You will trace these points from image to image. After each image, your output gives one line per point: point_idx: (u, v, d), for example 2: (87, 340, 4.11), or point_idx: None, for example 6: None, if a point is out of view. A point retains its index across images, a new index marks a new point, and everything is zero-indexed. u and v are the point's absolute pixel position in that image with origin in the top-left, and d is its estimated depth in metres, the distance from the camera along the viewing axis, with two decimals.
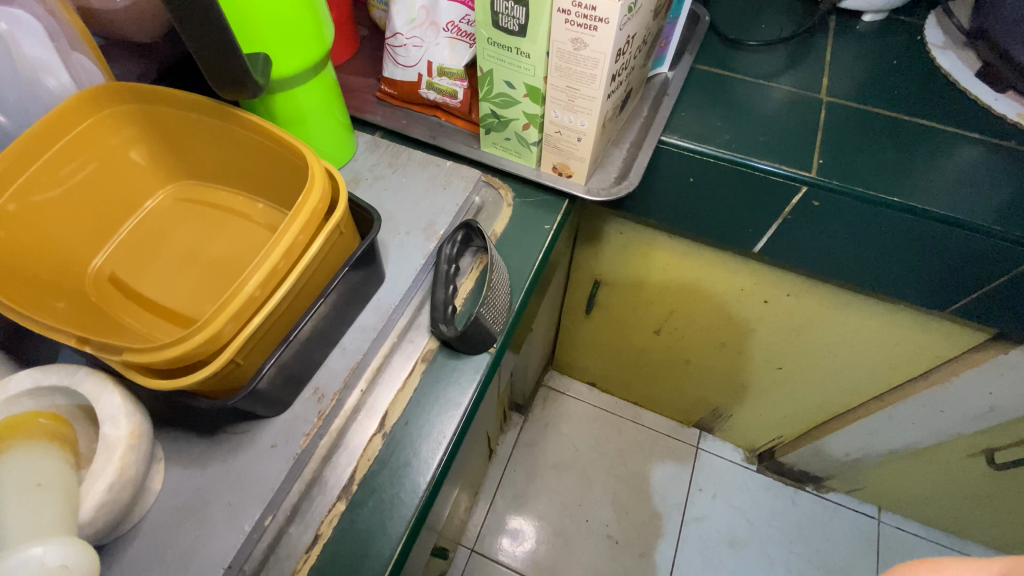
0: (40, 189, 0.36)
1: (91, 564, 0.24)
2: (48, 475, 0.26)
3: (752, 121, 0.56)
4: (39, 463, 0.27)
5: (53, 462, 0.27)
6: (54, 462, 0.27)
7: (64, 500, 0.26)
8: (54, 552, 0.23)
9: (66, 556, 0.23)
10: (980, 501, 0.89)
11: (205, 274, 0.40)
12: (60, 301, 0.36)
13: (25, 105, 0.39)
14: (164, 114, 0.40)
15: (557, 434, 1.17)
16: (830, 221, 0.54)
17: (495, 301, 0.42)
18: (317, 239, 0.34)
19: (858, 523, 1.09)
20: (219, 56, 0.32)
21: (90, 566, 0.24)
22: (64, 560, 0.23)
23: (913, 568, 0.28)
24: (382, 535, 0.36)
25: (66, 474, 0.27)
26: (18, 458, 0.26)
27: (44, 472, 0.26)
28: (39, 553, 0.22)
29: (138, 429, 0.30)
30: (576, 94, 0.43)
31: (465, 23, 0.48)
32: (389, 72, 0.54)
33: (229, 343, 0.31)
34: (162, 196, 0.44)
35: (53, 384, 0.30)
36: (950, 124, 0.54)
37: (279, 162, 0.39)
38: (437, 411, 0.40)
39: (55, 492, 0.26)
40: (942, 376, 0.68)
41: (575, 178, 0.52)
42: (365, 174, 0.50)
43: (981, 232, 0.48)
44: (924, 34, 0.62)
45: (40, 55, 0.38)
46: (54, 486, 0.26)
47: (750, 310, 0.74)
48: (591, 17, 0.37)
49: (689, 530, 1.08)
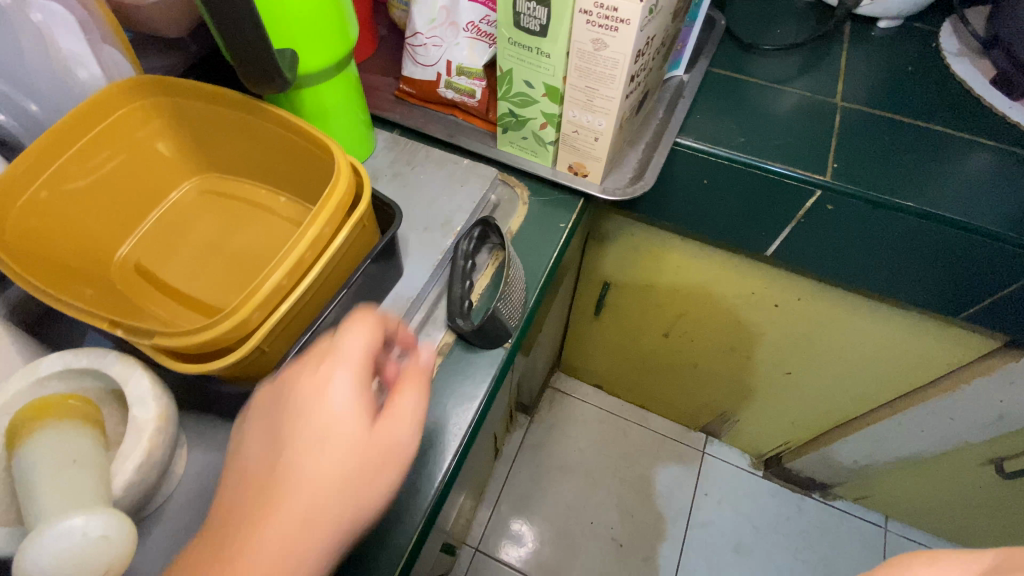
0: (70, 177, 0.37)
1: (130, 532, 0.25)
2: (77, 452, 0.27)
3: (766, 126, 0.56)
4: (71, 442, 0.27)
5: (92, 445, 0.28)
6: (86, 439, 0.28)
7: (95, 475, 0.27)
8: (95, 523, 0.24)
9: (106, 527, 0.24)
10: (989, 511, 0.89)
11: (229, 265, 0.41)
12: (88, 287, 0.37)
13: (57, 95, 0.40)
14: (192, 107, 0.41)
15: (563, 435, 1.18)
16: (842, 224, 0.55)
17: (511, 298, 0.43)
18: (341, 232, 0.34)
19: (864, 532, 1.08)
20: (249, 49, 0.33)
21: (130, 534, 0.25)
22: (104, 530, 0.24)
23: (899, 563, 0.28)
24: (399, 524, 0.36)
25: (98, 450, 0.28)
26: (52, 438, 0.27)
27: (66, 454, 0.27)
28: (81, 523, 0.24)
29: (165, 412, 0.31)
30: (594, 94, 0.44)
31: (484, 24, 0.49)
32: (408, 71, 0.55)
33: (256, 331, 0.31)
34: (187, 188, 0.45)
35: (83, 367, 0.31)
36: (964, 130, 0.54)
37: (304, 158, 0.40)
38: (453, 404, 0.41)
39: (89, 468, 0.27)
40: (952, 384, 0.68)
41: (591, 177, 0.52)
42: (384, 170, 0.51)
43: (993, 239, 0.49)
44: (940, 41, 0.62)
45: (73, 47, 0.38)
46: (88, 461, 0.27)
47: (760, 313, 0.74)
48: (613, 18, 0.38)
49: (694, 535, 1.08)
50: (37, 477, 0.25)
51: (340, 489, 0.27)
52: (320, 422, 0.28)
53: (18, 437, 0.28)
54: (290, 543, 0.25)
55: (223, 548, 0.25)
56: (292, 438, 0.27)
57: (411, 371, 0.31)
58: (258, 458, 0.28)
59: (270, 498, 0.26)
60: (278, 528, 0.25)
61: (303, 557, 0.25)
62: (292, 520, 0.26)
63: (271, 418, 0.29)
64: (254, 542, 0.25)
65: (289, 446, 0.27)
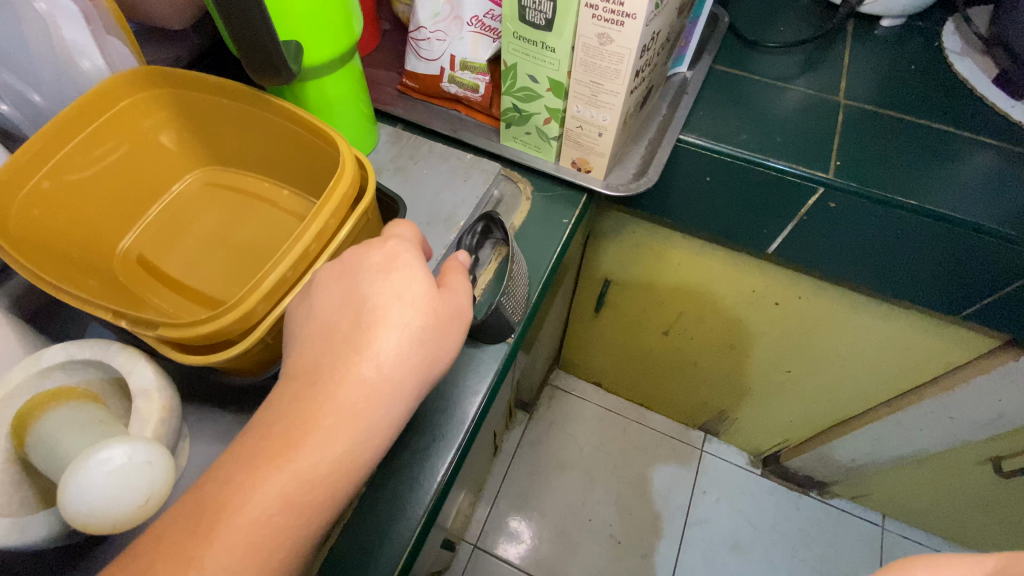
0: (73, 168, 0.37)
1: (169, 465, 0.27)
2: (85, 420, 0.28)
3: (769, 123, 0.56)
4: (89, 413, 0.29)
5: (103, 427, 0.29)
6: (91, 408, 0.29)
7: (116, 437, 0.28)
8: (139, 452, 0.26)
9: (149, 456, 0.26)
10: (986, 510, 0.89)
11: (232, 256, 0.41)
12: (91, 278, 0.36)
13: (60, 85, 0.40)
14: (196, 99, 0.41)
15: (562, 433, 1.18)
16: (844, 222, 0.55)
17: (514, 293, 0.42)
18: (346, 225, 0.34)
19: (862, 531, 1.09)
20: (255, 40, 0.33)
21: (168, 466, 0.27)
22: (148, 458, 0.26)
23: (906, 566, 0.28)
24: (402, 517, 0.36)
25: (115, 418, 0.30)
26: (68, 415, 0.29)
27: (76, 426, 0.28)
28: (125, 453, 0.25)
29: (168, 403, 0.31)
30: (598, 89, 0.44)
31: (488, 19, 0.49)
32: (411, 65, 0.55)
33: (260, 323, 0.31)
34: (189, 180, 0.44)
35: (86, 358, 0.31)
36: (966, 129, 0.55)
37: (307, 150, 0.40)
38: (456, 398, 0.41)
39: (113, 427, 0.29)
40: (952, 382, 0.68)
41: (594, 173, 0.52)
42: (387, 165, 0.51)
43: (995, 237, 0.49)
44: (942, 40, 0.62)
45: (77, 38, 0.38)
46: (111, 422, 0.29)
47: (761, 311, 0.74)
48: (619, 13, 0.38)
49: (692, 533, 1.08)
50: (69, 442, 0.27)
51: (415, 343, 0.30)
52: (391, 288, 0.30)
53: (25, 430, 0.29)
54: (373, 389, 0.29)
55: (315, 393, 0.28)
56: (367, 299, 0.30)
57: (449, 268, 0.35)
58: (332, 311, 0.30)
59: (352, 350, 0.29)
60: (363, 373, 0.29)
61: (386, 400, 0.29)
62: (375, 371, 0.29)
63: (342, 282, 0.31)
64: (341, 384, 0.28)
65: (365, 307, 0.30)
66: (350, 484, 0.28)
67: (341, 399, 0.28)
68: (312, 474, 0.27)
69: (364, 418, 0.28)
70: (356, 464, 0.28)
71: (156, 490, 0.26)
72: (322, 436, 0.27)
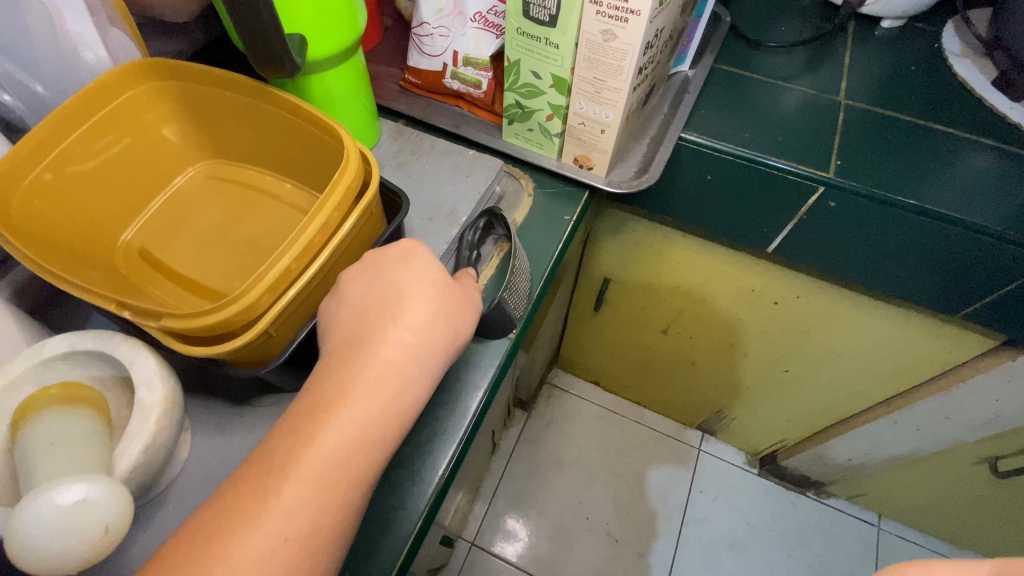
0: (75, 160, 0.37)
1: (117, 492, 0.25)
2: (31, 445, 0.26)
3: (770, 122, 0.56)
4: (50, 429, 0.27)
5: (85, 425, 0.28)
6: (45, 420, 0.27)
7: (72, 458, 0.26)
8: (69, 494, 0.23)
9: (85, 494, 0.24)
10: (981, 510, 0.89)
11: (234, 249, 0.41)
12: (93, 270, 0.36)
13: (63, 77, 0.39)
14: (199, 92, 0.41)
15: (560, 431, 1.18)
16: (845, 222, 0.55)
17: (517, 287, 0.43)
18: (350, 218, 0.34)
19: (858, 531, 1.09)
20: (260, 31, 0.33)
21: (117, 494, 0.25)
22: (83, 497, 0.23)
23: (906, 567, 0.28)
24: (403, 511, 0.36)
25: (82, 428, 0.28)
26: (29, 434, 0.27)
27: (26, 451, 0.26)
28: (55, 498, 0.23)
29: (171, 395, 0.31)
30: (602, 86, 0.44)
31: (492, 14, 0.49)
32: (414, 61, 0.55)
33: (263, 315, 0.31)
34: (191, 173, 0.44)
35: (88, 349, 0.31)
36: (965, 130, 0.55)
37: (311, 144, 0.40)
38: (458, 393, 0.41)
39: (69, 447, 0.26)
40: (949, 382, 0.68)
41: (596, 170, 0.52)
42: (389, 160, 0.51)
43: (994, 237, 0.49)
44: (942, 41, 0.62)
45: (81, 30, 0.38)
46: (66, 441, 0.26)
47: (759, 311, 0.74)
48: (623, 9, 0.38)
49: (689, 532, 1.09)
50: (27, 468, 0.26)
51: (441, 316, 0.33)
52: (414, 271, 0.34)
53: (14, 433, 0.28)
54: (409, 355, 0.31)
55: (355, 360, 0.30)
56: (396, 281, 0.33)
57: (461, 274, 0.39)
58: (362, 299, 0.33)
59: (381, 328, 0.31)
60: (395, 345, 0.31)
61: (419, 371, 0.31)
62: (406, 343, 0.31)
63: (369, 272, 0.34)
64: (379, 352, 0.31)
65: (393, 288, 0.33)
66: (384, 455, 0.30)
67: (380, 361, 0.30)
68: (359, 430, 0.29)
69: (402, 380, 0.30)
70: (395, 423, 0.30)
71: (113, 519, 0.24)
72: (368, 402, 0.29)
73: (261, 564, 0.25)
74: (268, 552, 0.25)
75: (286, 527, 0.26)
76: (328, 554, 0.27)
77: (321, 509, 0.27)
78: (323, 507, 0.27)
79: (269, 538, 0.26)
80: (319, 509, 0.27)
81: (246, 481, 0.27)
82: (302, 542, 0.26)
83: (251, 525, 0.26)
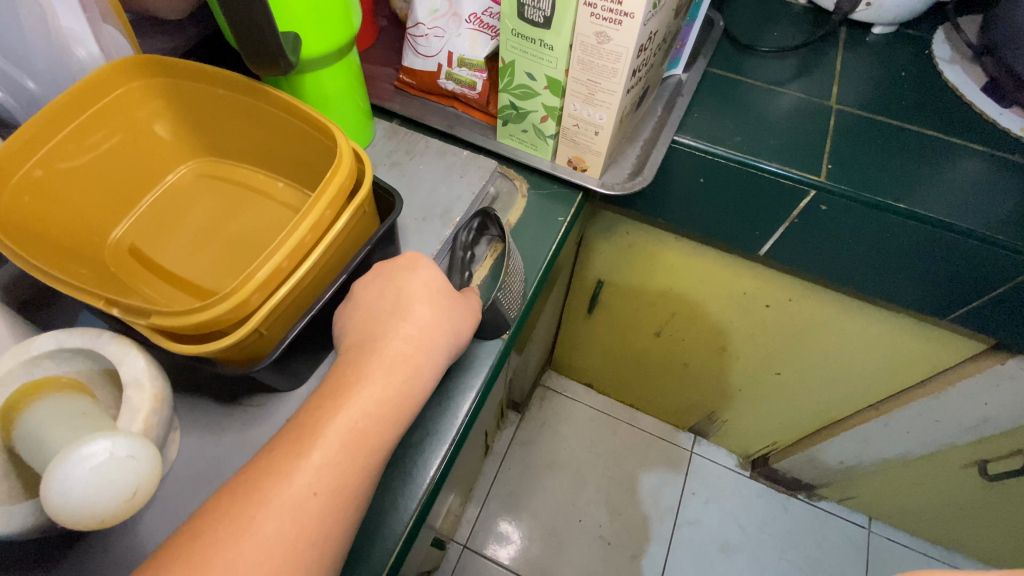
0: (66, 156, 0.36)
1: (152, 457, 0.27)
2: (32, 432, 0.27)
3: (762, 126, 0.57)
4: (68, 403, 0.28)
5: (78, 400, 0.29)
6: (25, 416, 0.28)
7: (103, 426, 0.28)
8: (120, 445, 0.25)
9: (131, 449, 0.25)
10: (970, 512, 0.90)
11: (227, 247, 0.40)
12: (82, 268, 0.36)
13: (55, 72, 0.39)
14: (192, 89, 0.41)
15: (553, 433, 1.18)
16: (836, 225, 0.55)
17: (511, 287, 0.42)
18: (343, 216, 0.34)
19: (848, 533, 1.10)
20: (254, 28, 0.33)
21: (152, 458, 0.26)
22: (130, 451, 0.25)
23: None
24: (394, 512, 0.36)
25: (95, 407, 0.29)
26: (49, 407, 0.28)
27: (51, 420, 0.27)
28: (106, 447, 0.25)
29: (160, 393, 0.31)
30: (596, 88, 0.44)
31: (487, 16, 0.49)
32: (409, 61, 0.55)
33: (255, 313, 0.31)
34: (184, 171, 0.44)
35: (76, 347, 0.31)
36: (955, 136, 0.56)
37: (304, 142, 0.40)
38: (451, 393, 0.41)
39: (97, 419, 0.28)
40: (939, 386, 0.69)
41: (590, 171, 0.52)
42: (383, 159, 0.51)
43: (983, 241, 0.50)
44: (932, 48, 0.63)
45: (73, 25, 0.38)
46: (94, 415, 0.28)
47: (752, 314, 0.74)
48: (617, 12, 0.38)
49: (681, 534, 1.09)
50: (57, 429, 0.26)
51: (445, 317, 0.37)
52: (416, 278, 0.37)
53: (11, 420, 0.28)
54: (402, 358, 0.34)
55: (368, 355, 0.33)
56: (404, 287, 0.36)
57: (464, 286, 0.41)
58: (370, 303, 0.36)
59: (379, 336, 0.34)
60: (403, 342, 0.34)
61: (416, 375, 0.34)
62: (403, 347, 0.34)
63: (380, 279, 0.37)
64: (386, 349, 0.34)
65: (402, 292, 0.36)
66: (380, 446, 0.32)
67: (389, 356, 0.34)
68: (375, 411, 0.32)
69: (404, 379, 0.33)
70: (406, 407, 0.33)
71: (145, 481, 0.26)
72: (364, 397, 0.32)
73: (294, 513, 0.28)
74: (300, 502, 0.28)
75: (316, 482, 0.29)
76: (348, 514, 0.30)
77: (345, 470, 0.30)
78: (337, 482, 0.29)
79: (301, 491, 0.29)
80: (342, 471, 0.30)
81: (270, 457, 0.30)
82: (330, 497, 0.29)
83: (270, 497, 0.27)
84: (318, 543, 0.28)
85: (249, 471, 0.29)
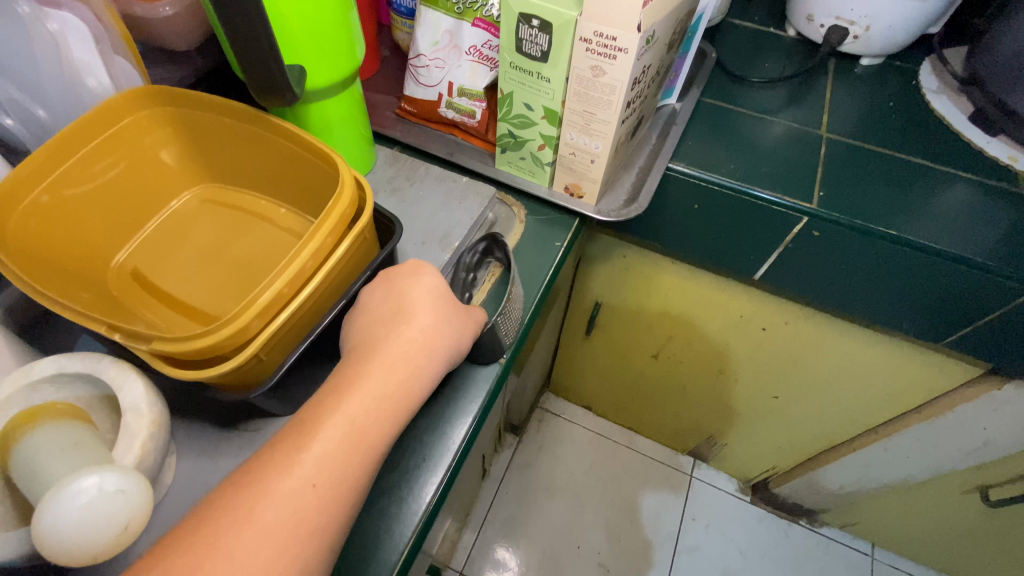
0: (72, 183, 0.37)
1: (144, 489, 0.26)
2: (25, 464, 0.27)
3: (755, 154, 0.58)
4: (62, 433, 0.28)
5: (72, 428, 0.28)
6: (19, 447, 0.27)
7: (96, 456, 0.28)
8: (110, 480, 0.25)
9: (121, 483, 0.25)
10: (974, 539, 0.89)
11: (227, 271, 0.41)
12: (84, 292, 0.37)
13: (66, 103, 0.40)
14: (199, 118, 0.42)
15: (551, 456, 1.17)
16: (828, 250, 0.56)
17: (512, 314, 0.43)
18: (343, 243, 0.35)
19: (852, 560, 1.08)
20: (260, 61, 0.34)
21: (143, 490, 0.26)
22: (120, 485, 0.25)
23: None
24: (390, 538, 0.36)
25: (91, 435, 0.29)
26: (42, 437, 0.28)
27: (43, 451, 0.27)
28: (96, 482, 0.25)
29: (158, 418, 0.31)
30: (591, 118, 0.45)
31: (487, 48, 0.50)
32: (410, 90, 0.56)
33: (254, 338, 0.32)
34: (187, 196, 0.45)
35: (76, 371, 0.31)
36: (944, 164, 0.57)
37: (307, 169, 0.41)
38: (449, 418, 0.41)
39: (92, 448, 0.28)
40: (937, 410, 0.69)
41: (586, 198, 0.53)
42: (384, 185, 0.52)
43: (975, 267, 0.50)
44: (920, 78, 0.65)
45: (86, 57, 0.39)
46: (88, 444, 0.28)
47: (749, 337, 0.75)
48: (612, 47, 0.39)
49: (681, 560, 1.07)
50: (47, 463, 0.26)
51: (443, 339, 0.36)
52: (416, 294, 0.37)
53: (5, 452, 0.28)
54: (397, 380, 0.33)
55: (361, 378, 0.33)
56: (409, 301, 0.37)
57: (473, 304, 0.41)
58: (367, 327, 0.36)
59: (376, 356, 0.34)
60: (396, 363, 0.34)
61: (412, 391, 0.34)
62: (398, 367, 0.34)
63: (376, 296, 0.37)
64: (381, 371, 0.33)
65: (398, 312, 0.36)
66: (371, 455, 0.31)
67: (385, 378, 0.33)
68: (366, 433, 0.31)
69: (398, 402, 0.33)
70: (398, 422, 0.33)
71: (136, 514, 0.26)
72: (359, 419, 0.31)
73: (297, 504, 0.28)
74: (299, 492, 0.29)
75: (315, 474, 0.29)
76: (348, 510, 0.30)
77: (343, 463, 0.30)
78: (330, 507, 0.29)
79: (300, 481, 0.29)
80: (343, 464, 0.30)
81: (249, 471, 0.29)
82: (328, 490, 0.29)
83: (262, 522, 0.27)
84: (316, 533, 0.28)
85: (248, 467, 0.30)
